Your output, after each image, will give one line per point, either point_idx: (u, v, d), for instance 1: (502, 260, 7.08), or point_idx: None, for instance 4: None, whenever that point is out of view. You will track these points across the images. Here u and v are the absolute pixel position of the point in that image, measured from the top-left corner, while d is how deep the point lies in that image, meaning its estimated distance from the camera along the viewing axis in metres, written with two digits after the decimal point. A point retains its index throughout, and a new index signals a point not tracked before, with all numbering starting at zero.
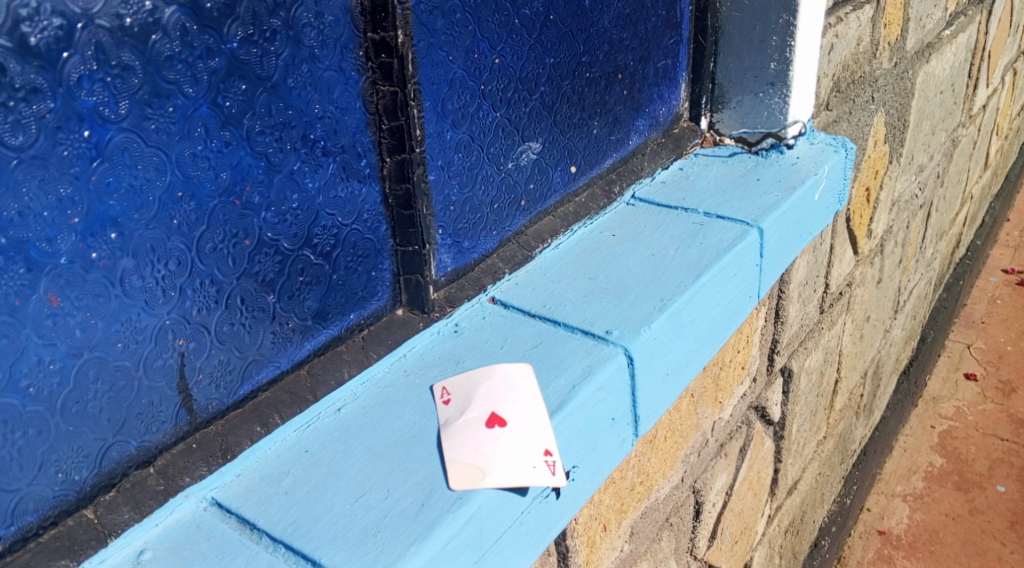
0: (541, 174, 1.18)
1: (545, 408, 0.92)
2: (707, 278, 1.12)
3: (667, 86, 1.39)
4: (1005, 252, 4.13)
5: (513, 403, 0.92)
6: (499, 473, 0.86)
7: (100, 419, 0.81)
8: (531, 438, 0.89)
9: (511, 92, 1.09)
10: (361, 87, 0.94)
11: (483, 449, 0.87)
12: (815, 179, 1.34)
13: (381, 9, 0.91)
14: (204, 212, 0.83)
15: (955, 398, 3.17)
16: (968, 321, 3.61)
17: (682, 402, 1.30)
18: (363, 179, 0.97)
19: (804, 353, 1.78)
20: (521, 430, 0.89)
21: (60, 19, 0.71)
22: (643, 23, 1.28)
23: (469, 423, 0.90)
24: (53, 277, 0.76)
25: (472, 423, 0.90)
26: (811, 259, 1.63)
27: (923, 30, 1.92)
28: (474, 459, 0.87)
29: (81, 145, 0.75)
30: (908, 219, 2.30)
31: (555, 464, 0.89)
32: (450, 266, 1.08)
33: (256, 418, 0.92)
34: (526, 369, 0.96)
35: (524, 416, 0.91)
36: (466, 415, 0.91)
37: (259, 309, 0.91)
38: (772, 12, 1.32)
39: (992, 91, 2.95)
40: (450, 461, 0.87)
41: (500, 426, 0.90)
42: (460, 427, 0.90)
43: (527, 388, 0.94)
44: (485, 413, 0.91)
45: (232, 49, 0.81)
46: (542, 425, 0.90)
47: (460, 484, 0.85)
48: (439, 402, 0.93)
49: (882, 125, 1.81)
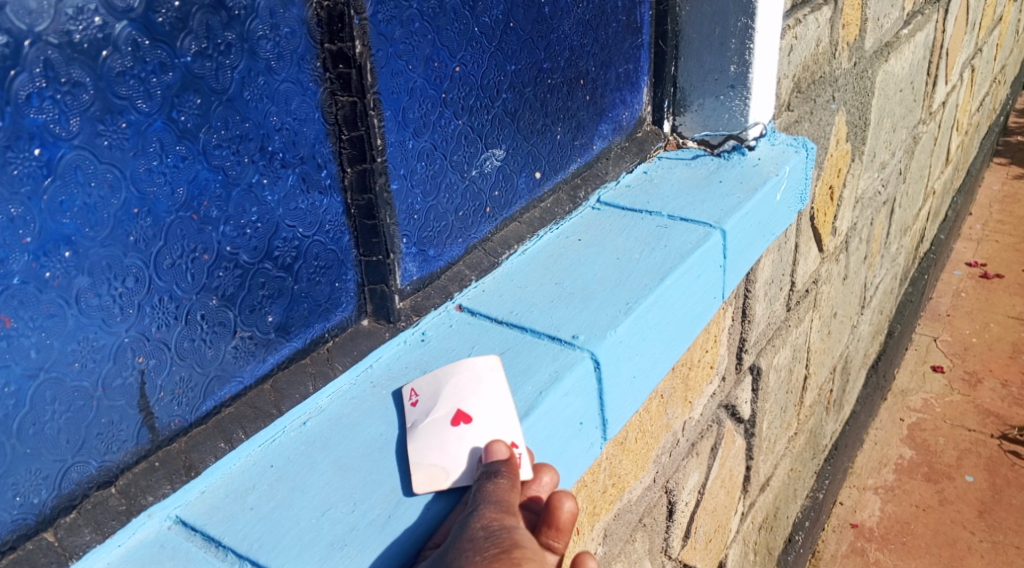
0: (505, 181, 1.18)
1: (512, 405, 0.91)
2: (671, 280, 1.13)
3: (630, 90, 1.40)
4: (968, 246, 4.20)
5: (480, 399, 0.91)
6: (465, 473, 0.86)
7: (58, 440, 0.80)
8: (496, 435, 0.89)
9: (473, 100, 1.09)
10: (320, 98, 0.93)
11: (448, 449, 0.87)
12: (777, 180, 1.36)
13: (337, 20, 0.91)
14: (161, 227, 0.82)
15: (922, 390, 3.21)
16: (933, 314, 3.66)
17: (652, 403, 1.31)
18: (324, 190, 0.96)
19: (772, 351, 1.79)
20: (488, 427, 0.89)
21: (6, 36, 0.70)
22: (603, 28, 1.28)
23: (434, 424, 0.90)
24: (6, 298, 0.74)
25: (438, 423, 0.90)
26: (777, 257, 1.65)
27: (881, 29, 1.94)
28: (439, 460, 0.87)
29: (32, 164, 0.73)
30: (872, 215, 2.32)
31: (523, 456, 0.89)
32: (416, 275, 1.08)
33: (220, 434, 0.91)
34: (494, 362, 0.95)
35: (491, 412, 0.90)
36: (432, 416, 0.91)
37: (220, 323, 0.90)
38: (731, 16, 1.33)
39: (951, 87, 2.99)
40: (415, 463, 0.87)
41: (466, 423, 0.90)
42: (427, 427, 0.90)
43: (494, 381, 0.93)
44: (451, 412, 0.90)
45: (186, 63, 0.81)
46: (510, 420, 0.90)
47: (424, 487, 0.85)
48: (406, 405, 0.93)
49: (843, 124, 1.82)
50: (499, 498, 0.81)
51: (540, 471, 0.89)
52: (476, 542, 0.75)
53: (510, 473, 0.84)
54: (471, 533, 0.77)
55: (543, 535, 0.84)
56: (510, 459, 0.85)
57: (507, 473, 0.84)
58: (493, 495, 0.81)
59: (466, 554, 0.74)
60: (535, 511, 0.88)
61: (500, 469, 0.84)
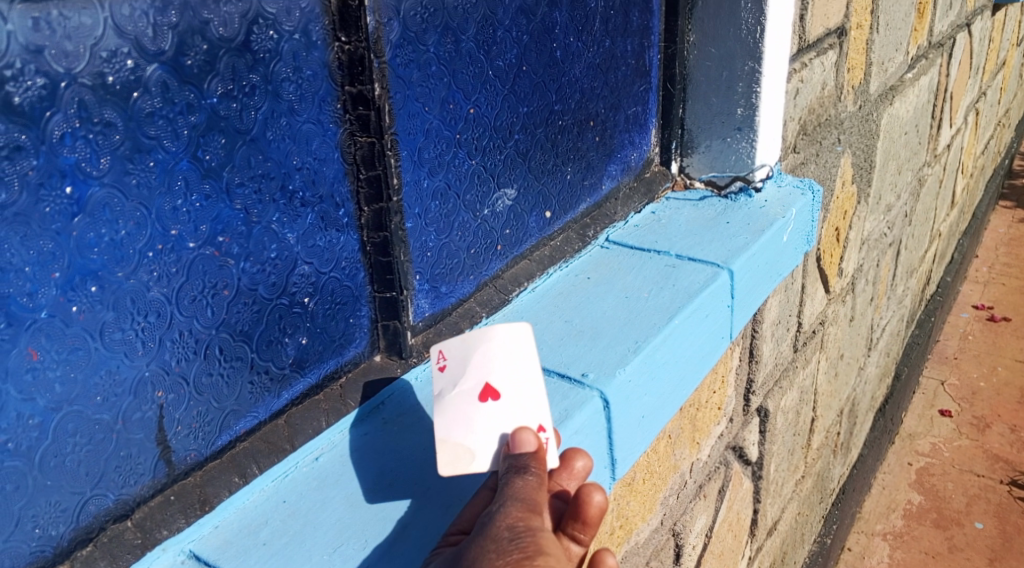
0: (516, 219, 1.20)
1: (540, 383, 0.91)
2: (680, 320, 1.14)
3: (638, 132, 1.42)
4: (974, 289, 4.21)
5: (509, 374, 0.91)
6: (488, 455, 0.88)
7: (78, 472, 0.81)
8: (521, 416, 0.89)
9: (486, 140, 1.11)
10: (339, 138, 0.96)
11: (474, 427, 0.88)
12: (783, 222, 1.37)
13: (358, 63, 0.94)
14: (183, 263, 0.84)
15: (930, 434, 3.20)
16: (941, 357, 3.66)
17: (660, 443, 1.32)
18: (341, 228, 0.98)
19: (780, 393, 1.80)
20: (515, 407, 0.89)
21: (43, 78, 0.73)
22: (613, 72, 1.31)
23: (461, 396, 0.90)
24: (33, 332, 0.76)
25: (465, 396, 0.90)
26: (783, 298, 1.66)
27: (885, 74, 1.97)
28: (463, 439, 0.88)
29: (63, 202, 0.76)
30: (878, 257, 2.34)
31: (550, 440, 0.90)
32: (428, 311, 1.10)
33: (234, 468, 0.92)
34: (525, 330, 0.94)
35: (519, 390, 0.90)
36: (459, 387, 0.90)
37: (237, 358, 0.91)
38: (738, 61, 1.36)
39: (956, 130, 3.02)
40: (440, 439, 0.88)
41: (494, 398, 0.89)
42: (454, 399, 0.90)
43: (524, 352, 0.93)
44: (479, 385, 0.90)
45: (212, 104, 0.83)
46: (536, 401, 0.90)
47: (449, 467, 0.87)
48: (434, 369, 0.93)
49: (849, 167, 1.85)
50: (526, 496, 0.82)
51: (572, 457, 0.92)
52: (500, 544, 0.77)
53: (539, 468, 0.85)
54: (496, 533, 0.78)
55: (570, 527, 0.89)
56: (538, 452, 0.86)
57: (536, 468, 0.84)
58: (520, 493, 0.82)
59: (489, 557, 0.76)
60: (563, 500, 0.92)
61: (529, 463, 0.85)
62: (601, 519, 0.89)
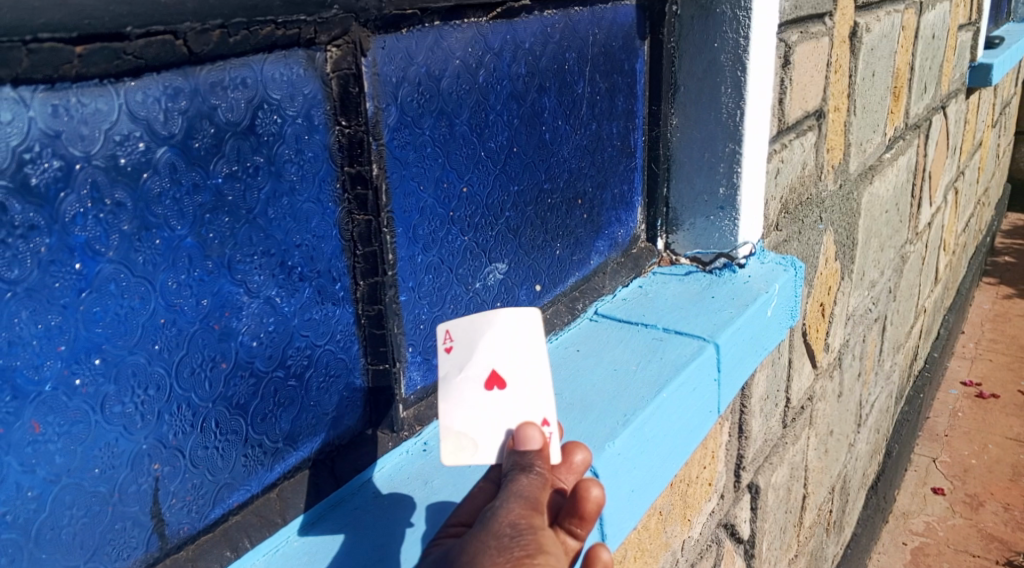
0: (507, 293, 1.23)
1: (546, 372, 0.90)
2: (667, 394, 1.16)
3: (625, 209, 1.47)
4: (962, 366, 4.24)
5: (517, 360, 0.89)
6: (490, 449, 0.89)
7: (73, 546, 0.82)
8: (525, 408, 0.89)
9: (478, 218, 1.15)
10: (337, 216, 0.99)
11: (478, 418, 0.89)
12: (767, 297, 1.41)
13: (357, 146, 0.98)
14: (184, 337, 0.87)
15: (923, 513, 3.19)
16: (931, 434, 3.68)
17: (651, 520, 1.33)
18: (337, 301, 1.01)
19: (770, 469, 1.81)
20: (520, 399, 0.89)
21: (59, 161, 0.76)
22: (600, 152, 1.36)
23: (467, 382, 0.88)
24: (38, 405, 0.78)
25: (471, 384, 0.88)
26: (771, 373, 1.69)
27: (864, 154, 2.03)
28: (466, 429, 0.89)
29: (72, 278, 0.78)
30: (864, 332, 2.38)
31: (554, 433, 0.90)
32: (419, 384, 1.12)
33: (226, 542, 0.93)
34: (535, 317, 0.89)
35: (525, 381, 0.89)
36: (465, 373, 0.88)
37: (232, 431, 0.93)
38: (719, 142, 1.41)
39: (936, 209, 3.09)
40: (444, 427, 0.90)
41: (499, 388, 0.88)
42: (459, 385, 0.88)
43: (533, 336, 0.89)
44: (486, 372, 0.88)
45: (217, 184, 0.87)
46: (541, 393, 0.90)
47: (450, 456, 0.90)
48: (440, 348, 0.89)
49: (831, 244, 1.90)
50: (529, 495, 0.83)
51: (573, 449, 0.93)
52: (502, 540, 0.78)
53: (544, 466, 0.86)
54: (498, 529, 0.79)
55: (566, 521, 0.89)
56: (543, 451, 0.87)
57: (540, 468, 0.86)
58: (524, 490, 0.83)
59: (489, 552, 0.78)
60: (563, 494, 0.93)
61: (533, 462, 0.86)
62: (598, 515, 0.89)
